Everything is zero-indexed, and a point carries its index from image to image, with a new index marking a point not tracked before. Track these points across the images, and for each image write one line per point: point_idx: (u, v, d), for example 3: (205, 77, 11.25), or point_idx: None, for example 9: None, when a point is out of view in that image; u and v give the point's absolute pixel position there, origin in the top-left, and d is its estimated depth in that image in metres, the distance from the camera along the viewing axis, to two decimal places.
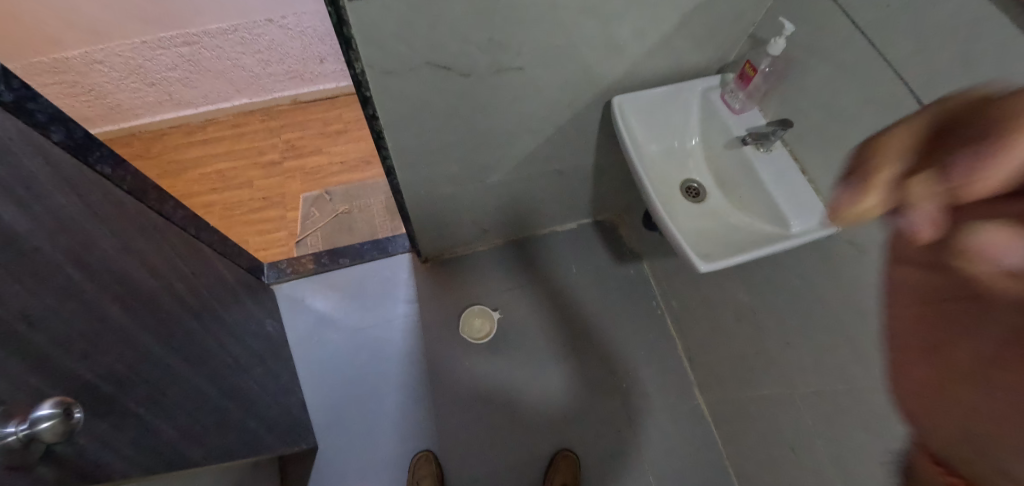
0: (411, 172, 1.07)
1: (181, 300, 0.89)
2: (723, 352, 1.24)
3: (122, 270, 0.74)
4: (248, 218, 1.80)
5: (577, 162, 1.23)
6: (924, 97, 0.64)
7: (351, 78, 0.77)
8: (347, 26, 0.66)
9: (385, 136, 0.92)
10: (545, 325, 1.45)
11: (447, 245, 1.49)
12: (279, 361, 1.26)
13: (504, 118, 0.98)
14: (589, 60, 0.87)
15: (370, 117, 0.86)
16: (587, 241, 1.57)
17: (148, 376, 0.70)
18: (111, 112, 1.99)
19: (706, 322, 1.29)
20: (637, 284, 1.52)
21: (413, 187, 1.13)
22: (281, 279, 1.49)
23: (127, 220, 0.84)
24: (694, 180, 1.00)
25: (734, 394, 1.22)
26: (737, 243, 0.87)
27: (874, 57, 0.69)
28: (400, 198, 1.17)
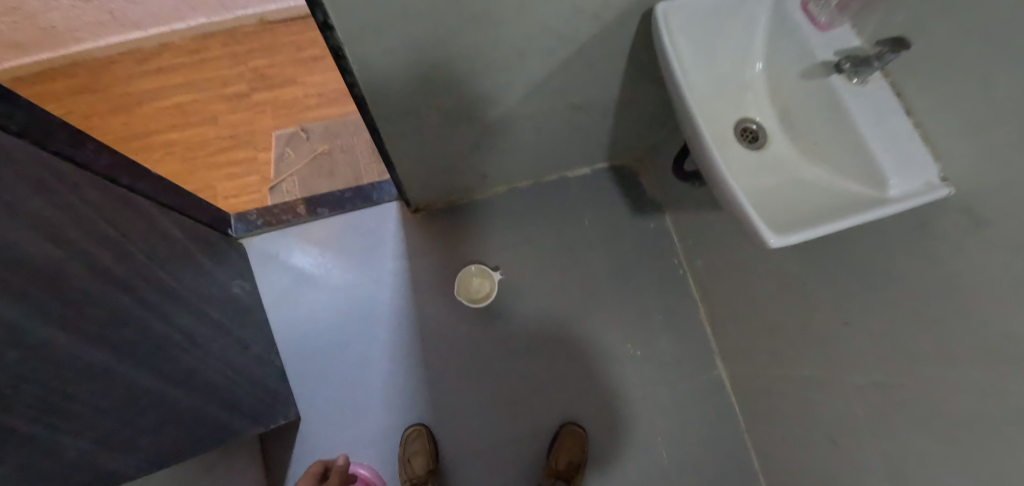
0: (387, 105, 0.85)
1: (106, 272, 0.70)
2: (754, 322, 1.08)
3: (10, 238, 0.54)
4: (214, 161, 1.58)
5: (597, 94, 0.99)
6: None
7: None
8: None
9: (347, 53, 0.68)
10: (550, 286, 1.28)
11: (439, 194, 1.28)
12: (252, 327, 1.11)
13: (505, 33, 0.74)
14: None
15: (322, 26, 0.62)
16: (601, 189, 1.35)
17: (49, 381, 0.53)
18: (46, 36, 1.70)
19: (737, 288, 1.12)
20: (656, 240, 1.33)
21: (391, 124, 0.91)
22: (252, 232, 1.30)
23: (19, 167, 0.62)
24: (752, 119, 0.78)
25: (763, 368, 1.09)
26: (807, 205, 0.67)
27: None
28: (377, 136, 0.94)
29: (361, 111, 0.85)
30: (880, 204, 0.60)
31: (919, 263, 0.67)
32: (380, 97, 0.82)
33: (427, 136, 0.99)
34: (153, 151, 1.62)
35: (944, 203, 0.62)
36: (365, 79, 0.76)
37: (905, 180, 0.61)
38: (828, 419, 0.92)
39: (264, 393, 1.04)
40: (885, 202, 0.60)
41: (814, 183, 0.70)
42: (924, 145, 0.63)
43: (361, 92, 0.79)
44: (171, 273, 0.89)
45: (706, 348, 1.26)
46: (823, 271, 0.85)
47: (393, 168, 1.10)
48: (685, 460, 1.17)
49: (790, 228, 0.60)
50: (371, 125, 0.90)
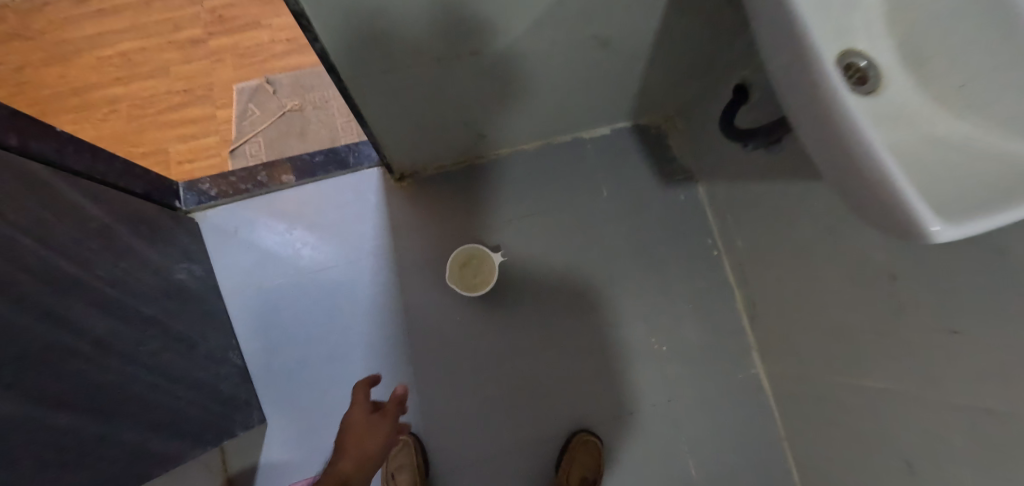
0: (343, 32, 0.60)
1: None
2: (810, 318, 0.88)
3: None
4: (165, 120, 1.35)
5: (628, 24, 0.75)
6: None
7: None
8: None
9: None
10: (561, 269, 1.08)
11: (428, 157, 1.06)
12: (198, 322, 0.92)
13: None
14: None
15: None
16: (623, 152, 1.13)
17: None
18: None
19: (788, 278, 0.90)
20: (688, 215, 1.10)
21: (352, 61, 0.66)
22: (204, 204, 1.08)
23: None
24: (862, 50, 0.54)
25: (819, 373, 0.90)
26: (953, 180, 0.45)
27: None
28: (338, 78, 0.70)
29: (306, 34, 0.58)
30: None
31: None
32: (330, 24, 0.57)
33: (403, 78, 0.74)
34: (96, 108, 1.39)
35: None
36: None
37: None
38: (904, 443, 0.74)
39: (213, 403, 0.86)
40: None
41: (956, 147, 0.48)
42: None
43: (301, 8, 0.53)
44: (85, 265, 0.68)
45: (743, 343, 1.06)
46: (921, 262, 0.64)
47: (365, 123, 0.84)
48: (713, 472, 1.00)
49: (947, 212, 0.39)
50: (325, 60, 0.65)
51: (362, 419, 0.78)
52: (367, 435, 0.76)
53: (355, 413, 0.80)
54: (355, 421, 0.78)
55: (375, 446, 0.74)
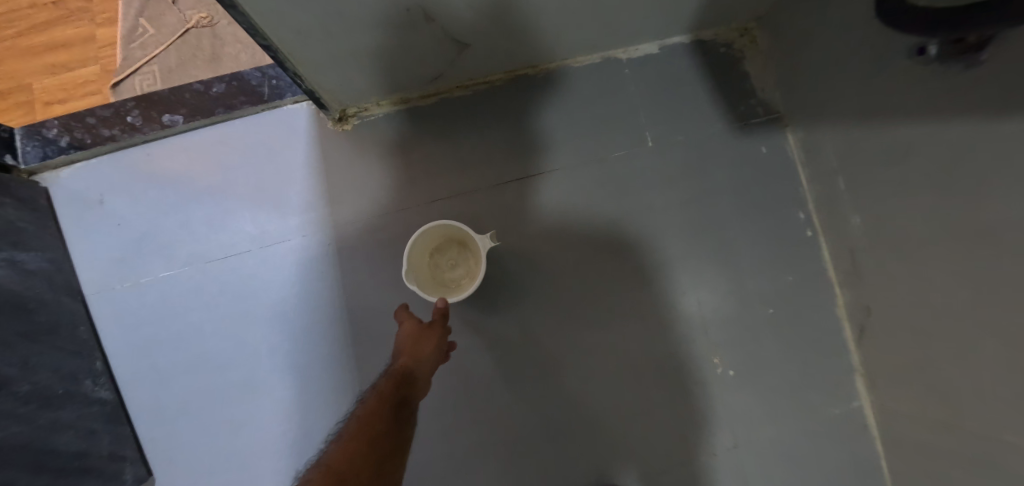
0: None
1: None
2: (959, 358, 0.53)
3: None
4: (27, 43, 0.96)
5: None
6: None
7: None
8: None
9: None
10: (582, 254, 0.73)
11: (380, 87, 0.69)
12: (21, 345, 0.59)
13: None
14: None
15: None
16: (675, 82, 0.76)
17: None
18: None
19: (937, 284, 0.55)
20: (768, 176, 0.75)
21: None
22: (52, 160, 0.73)
23: None
24: None
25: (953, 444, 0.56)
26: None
27: None
28: None
29: None
30: None
31: None
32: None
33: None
34: None
35: None
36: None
37: None
38: None
39: (20, 474, 0.53)
40: None
41: None
42: None
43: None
44: None
45: (844, 364, 0.72)
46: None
47: (239, 16, 0.44)
48: None
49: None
50: None
51: (411, 328, 0.60)
52: (420, 341, 0.59)
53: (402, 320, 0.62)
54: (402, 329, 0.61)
55: (431, 354, 0.59)
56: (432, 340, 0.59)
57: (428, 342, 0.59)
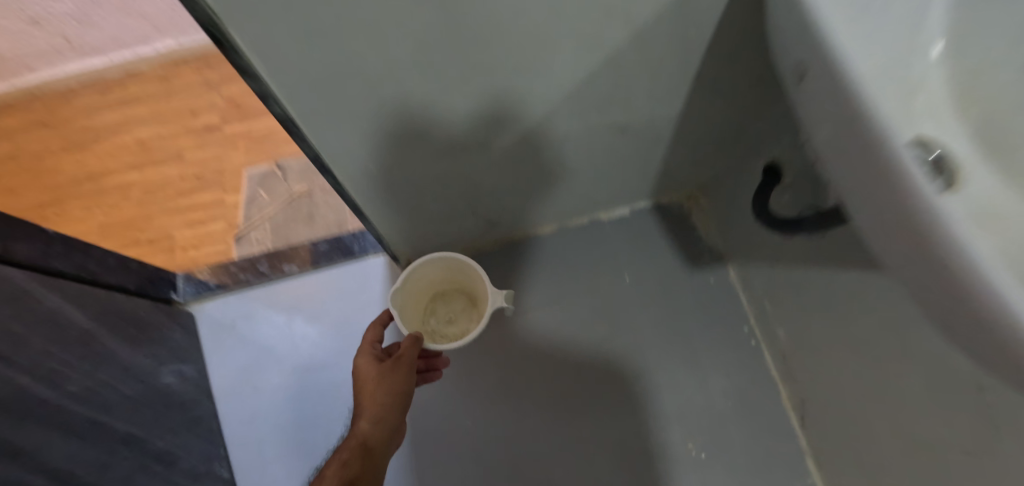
0: (321, 116, 0.56)
1: None
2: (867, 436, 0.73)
3: None
4: (174, 205, 1.33)
5: (648, 111, 0.71)
6: None
7: None
8: None
9: None
10: (580, 359, 0.98)
11: (436, 246, 1.00)
12: (183, 432, 0.82)
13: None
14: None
15: None
16: (642, 232, 1.07)
17: None
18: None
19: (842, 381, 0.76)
20: (718, 299, 1.01)
21: (331, 137, 0.59)
22: (203, 296, 1.02)
23: None
24: (931, 142, 0.44)
25: None
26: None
27: None
28: (316, 157, 0.63)
29: (281, 122, 0.55)
30: None
31: None
32: (308, 111, 0.54)
33: (397, 173, 0.71)
34: (107, 194, 1.38)
35: None
36: (269, 64, 0.46)
37: None
38: None
39: None
40: None
41: None
42: None
43: (266, 83, 0.48)
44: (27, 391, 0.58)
45: (796, 446, 0.90)
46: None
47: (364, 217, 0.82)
48: None
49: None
50: (296, 137, 0.58)
51: (371, 375, 0.67)
52: (378, 389, 0.65)
53: (364, 367, 0.68)
54: (364, 370, 0.68)
55: (393, 408, 0.65)
56: (393, 383, 0.66)
57: (387, 387, 0.65)
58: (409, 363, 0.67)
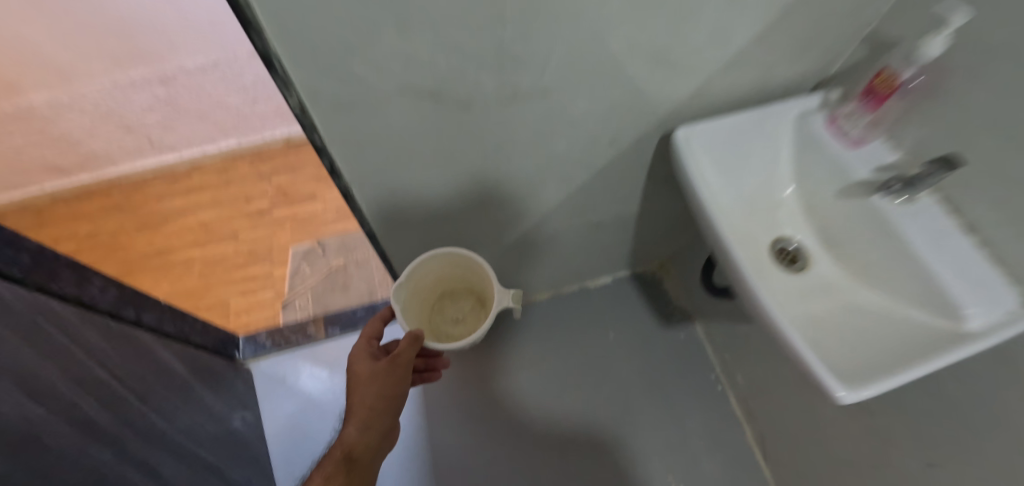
0: (395, 229, 0.83)
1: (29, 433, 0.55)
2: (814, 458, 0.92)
3: None
4: (230, 277, 1.56)
5: (618, 211, 0.98)
6: None
7: (275, 81, 0.45)
8: (261, 36, 0.39)
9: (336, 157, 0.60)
10: (576, 405, 1.17)
11: None
12: (248, 469, 0.99)
13: (528, 162, 0.73)
14: (669, 49, 0.58)
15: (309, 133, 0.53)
16: (623, 297, 1.30)
17: None
18: (85, 160, 1.78)
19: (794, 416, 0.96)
20: (689, 351, 1.23)
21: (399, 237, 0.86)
22: (260, 354, 1.23)
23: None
24: (789, 239, 0.73)
25: None
26: (858, 324, 0.62)
27: None
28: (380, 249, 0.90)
29: (366, 230, 0.82)
30: (969, 345, 0.51)
31: None
32: (389, 224, 0.81)
33: None
34: (172, 268, 1.61)
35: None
36: (371, 203, 0.73)
37: (984, 311, 0.53)
38: None
39: None
40: (971, 342, 0.52)
41: (865, 307, 0.64)
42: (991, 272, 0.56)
43: (365, 214, 0.76)
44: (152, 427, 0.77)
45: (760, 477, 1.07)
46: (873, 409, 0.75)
47: None
48: None
49: (855, 370, 0.53)
50: (374, 240, 0.85)
51: (366, 376, 0.74)
52: (371, 388, 0.73)
53: (362, 368, 0.76)
54: (361, 371, 0.76)
55: (381, 407, 0.72)
56: (385, 384, 0.74)
57: (377, 387, 0.73)
58: (405, 366, 0.76)
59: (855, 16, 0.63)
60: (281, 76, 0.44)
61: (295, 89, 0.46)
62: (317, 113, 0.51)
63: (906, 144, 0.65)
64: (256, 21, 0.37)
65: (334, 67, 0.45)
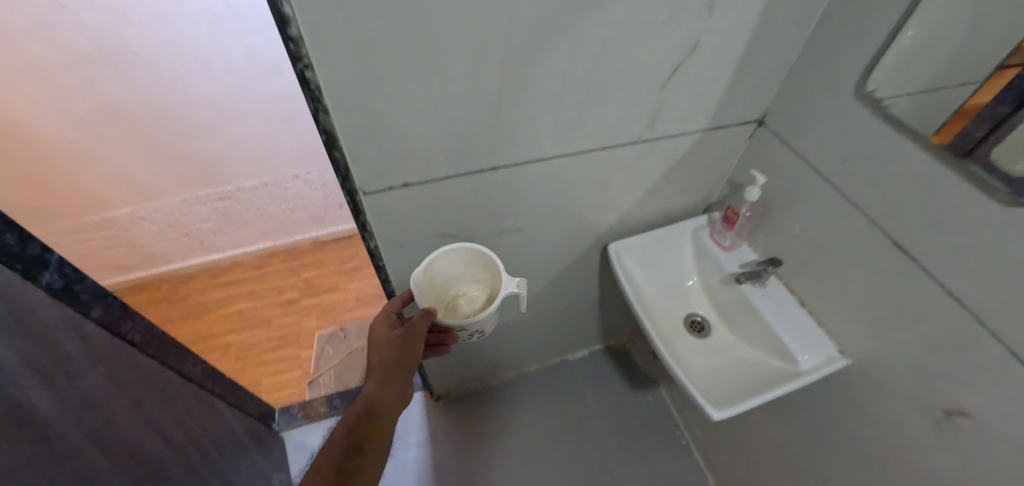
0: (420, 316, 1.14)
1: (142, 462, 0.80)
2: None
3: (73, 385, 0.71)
4: (263, 359, 1.81)
5: (584, 297, 1.30)
6: (913, 249, 0.70)
7: (357, 225, 0.82)
8: (364, 213, 0.79)
9: (386, 267, 0.93)
10: (565, 461, 1.38)
11: (459, 383, 1.49)
12: None
13: (519, 264, 1.07)
14: (597, 196, 0.95)
15: (371, 256, 0.90)
16: (599, 367, 1.57)
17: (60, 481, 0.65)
18: (145, 259, 2.07)
19: (743, 455, 1.22)
20: (658, 409, 1.49)
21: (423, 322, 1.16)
22: (292, 425, 1.44)
23: (125, 360, 0.85)
24: (697, 313, 1.04)
25: None
26: (740, 370, 0.92)
27: (850, 207, 0.78)
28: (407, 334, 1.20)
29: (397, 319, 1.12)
30: (798, 379, 0.81)
31: (852, 418, 0.87)
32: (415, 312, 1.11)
33: None
34: (212, 351, 1.86)
35: (849, 371, 0.85)
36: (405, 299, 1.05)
37: (810, 358, 0.84)
38: None
39: None
40: (801, 377, 0.82)
41: (746, 359, 0.94)
42: (818, 329, 0.88)
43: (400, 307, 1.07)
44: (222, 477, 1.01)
45: None
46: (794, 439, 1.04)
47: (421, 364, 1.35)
48: None
49: (727, 401, 0.82)
50: None
51: (383, 339, 0.79)
52: (390, 349, 0.78)
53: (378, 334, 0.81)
54: (377, 334, 0.81)
55: (397, 368, 0.76)
56: (402, 347, 0.78)
57: (394, 351, 0.77)
58: (416, 332, 0.78)
59: (715, 171, 1.02)
60: (371, 232, 0.83)
61: (373, 235, 0.84)
62: (383, 248, 0.89)
63: (758, 246, 0.99)
64: (363, 209, 0.79)
65: (396, 219, 0.83)
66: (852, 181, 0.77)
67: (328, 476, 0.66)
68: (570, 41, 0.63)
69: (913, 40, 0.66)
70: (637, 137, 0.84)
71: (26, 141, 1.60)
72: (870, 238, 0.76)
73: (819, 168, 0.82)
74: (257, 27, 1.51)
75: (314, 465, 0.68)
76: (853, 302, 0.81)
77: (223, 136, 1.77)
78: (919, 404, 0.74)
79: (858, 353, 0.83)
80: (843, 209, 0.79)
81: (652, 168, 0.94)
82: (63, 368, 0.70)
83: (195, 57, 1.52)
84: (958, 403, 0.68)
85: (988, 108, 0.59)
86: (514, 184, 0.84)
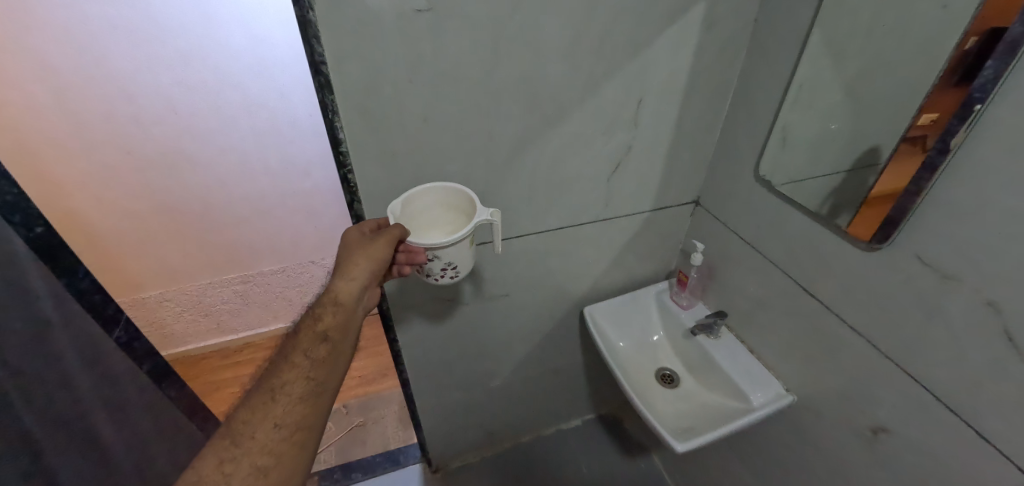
0: (422, 381, 1.25)
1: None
2: None
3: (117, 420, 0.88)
4: None
5: (569, 361, 1.43)
6: (817, 296, 0.87)
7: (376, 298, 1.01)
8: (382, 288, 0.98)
9: (396, 329, 1.09)
10: None
11: (455, 453, 1.54)
12: None
13: (508, 327, 1.23)
14: (571, 264, 1.15)
15: (387, 326, 1.07)
16: (592, 435, 1.62)
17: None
18: (163, 340, 2.20)
19: None
20: (652, 476, 1.52)
21: (424, 387, 1.28)
22: None
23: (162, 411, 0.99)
24: (666, 367, 1.18)
25: None
26: (706, 414, 1.04)
27: (769, 265, 0.97)
28: (411, 402, 1.30)
29: (404, 386, 1.25)
30: (752, 413, 0.93)
31: (808, 453, 0.97)
32: (417, 376, 1.24)
33: (448, 404, 1.36)
34: None
35: (797, 407, 0.97)
36: (410, 362, 1.19)
37: (760, 396, 0.97)
38: None
39: None
40: (754, 412, 0.94)
41: (711, 404, 1.06)
42: (767, 371, 1.02)
43: (406, 370, 1.20)
44: None
45: None
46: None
47: (421, 432, 1.42)
48: None
49: (692, 438, 0.93)
50: (407, 391, 1.26)
51: (356, 241, 0.76)
52: (360, 253, 0.74)
53: (351, 234, 0.78)
54: (350, 236, 0.77)
55: (364, 270, 0.74)
56: (374, 252, 0.74)
57: (366, 253, 0.74)
58: (389, 238, 0.75)
59: (669, 242, 1.23)
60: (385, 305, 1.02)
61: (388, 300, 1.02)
62: (394, 311, 1.05)
63: (711, 305, 1.17)
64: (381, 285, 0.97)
65: (408, 287, 1.01)
66: (766, 244, 0.97)
67: (300, 366, 0.66)
68: (535, 151, 0.89)
69: (785, 141, 0.90)
70: (597, 216, 1.07)
71: (82, 230, 1.82)
72: (788, 288, 0.94)
73: (743, 236, 1.03)
74: (294, 139, 1.85)
75: (285, 353, 0.68)
76: (788, 345, 0.96)
77: (253, 226, 2.02)
78: (852, 428, 0.85)
79: (800, 391, 0.95)
80: (765, 267, 0.98)
81: (614, 241, 1.15)
82: (114, 406, 0.88)
83: (240, 161, 1.83)
84: (878, 421, 0.80)
85: (912, 182, 0.66)
86: (501, 255, 1.04)
